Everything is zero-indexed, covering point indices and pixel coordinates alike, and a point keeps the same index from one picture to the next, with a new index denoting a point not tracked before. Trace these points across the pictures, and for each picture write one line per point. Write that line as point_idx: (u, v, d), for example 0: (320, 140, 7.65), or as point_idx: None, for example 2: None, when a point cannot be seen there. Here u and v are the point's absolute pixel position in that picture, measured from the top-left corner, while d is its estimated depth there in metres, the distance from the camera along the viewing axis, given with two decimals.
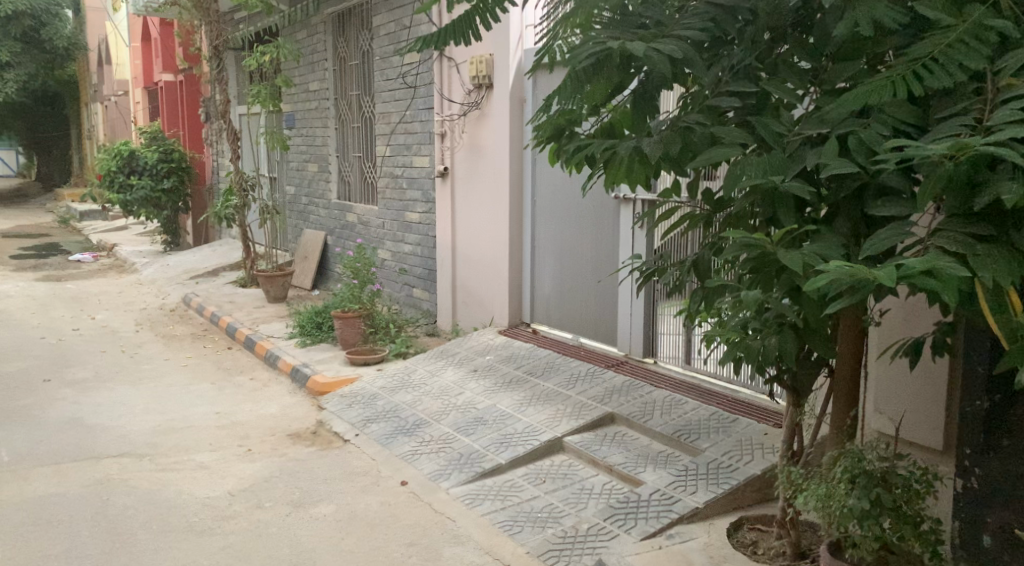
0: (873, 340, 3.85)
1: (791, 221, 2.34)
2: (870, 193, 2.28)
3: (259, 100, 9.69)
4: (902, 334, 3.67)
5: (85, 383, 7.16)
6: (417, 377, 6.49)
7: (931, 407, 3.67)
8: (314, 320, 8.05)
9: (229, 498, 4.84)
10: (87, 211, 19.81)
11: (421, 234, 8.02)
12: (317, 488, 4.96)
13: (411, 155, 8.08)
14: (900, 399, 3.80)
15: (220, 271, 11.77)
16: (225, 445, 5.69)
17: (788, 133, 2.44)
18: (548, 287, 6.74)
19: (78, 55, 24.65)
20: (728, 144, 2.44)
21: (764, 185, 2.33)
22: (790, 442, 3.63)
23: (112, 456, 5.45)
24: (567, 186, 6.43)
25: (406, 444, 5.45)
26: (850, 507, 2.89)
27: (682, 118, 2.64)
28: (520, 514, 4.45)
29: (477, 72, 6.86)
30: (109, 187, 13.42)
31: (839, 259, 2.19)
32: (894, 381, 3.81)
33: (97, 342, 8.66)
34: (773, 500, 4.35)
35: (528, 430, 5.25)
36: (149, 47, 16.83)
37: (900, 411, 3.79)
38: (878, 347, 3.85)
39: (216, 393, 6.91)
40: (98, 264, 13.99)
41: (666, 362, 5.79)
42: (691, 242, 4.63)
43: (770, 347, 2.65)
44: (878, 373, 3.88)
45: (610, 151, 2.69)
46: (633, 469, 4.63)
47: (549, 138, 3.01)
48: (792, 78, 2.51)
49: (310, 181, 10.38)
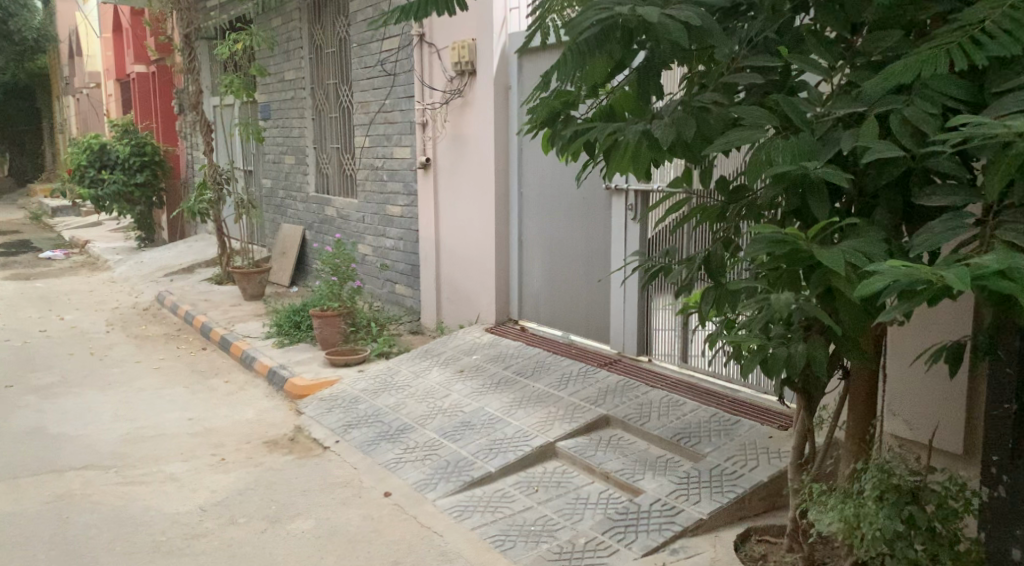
0: (904, 343, 3.55)
1: (824, 214, 2.04)
2: (916, 179, 2.00)
3: (232, 90, 9.34)
4: (930, 338, 3.44)
5: (50, 389, 6.81)
6: (400, 378, 6.18)
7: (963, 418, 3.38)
8: (291, 319, 7.72)
9: (201, 514, 4.52)
10: (59, 207, 19.37)
11: (403, 228, 7.71)
12: (295, 501, 4.65)
13: (391, 146, 7.76)
14: (931, 409, 3.48)
15: (196, 267, 11.41)
16: (198, 454, 5.37)
17: (818, 113, 2.15)
18: (536, 283, 6.44)
19: (48, 46, 24.10)
20: (751, 125, 2.16)
21: (794, 172, 2.04)
22: (800, 448, 3.32)
23: (75, 470, 5.11)
24: (555, 175, 6.13)
25: (390, 452, 5.15)
26: (882, 529, 2.62)
27: (695, 98, 2.35)
28: (513, 527, 4.17)
29: (460, 57, 6.55)
30: (80, 182, 13.01)
31: (885, 256, 1.91)
32: (926, 388, 3.49)
33: (65, 344, 8.29)
34: (781, 508, 4.09)
35: (519, 435, 4.96)
36: (120, 37, 16.39)
37: (934, 422, 3.46)
38: (911, 353, 3.54)
39: (189, 397, 6.58)
40: (70, 261, 13.58)
41: (661, 360, 5.52)
42: (698, 238, 4.32)
43: (795, 356, 2.31)
44: (907, 379, 3.56)
45: (614, 137, 2.40)
46: (631, 477, 4.35)
47: (543, 122, 2.72)
48: (823, 52, 2.22)
49: (286, 173, 10.03)
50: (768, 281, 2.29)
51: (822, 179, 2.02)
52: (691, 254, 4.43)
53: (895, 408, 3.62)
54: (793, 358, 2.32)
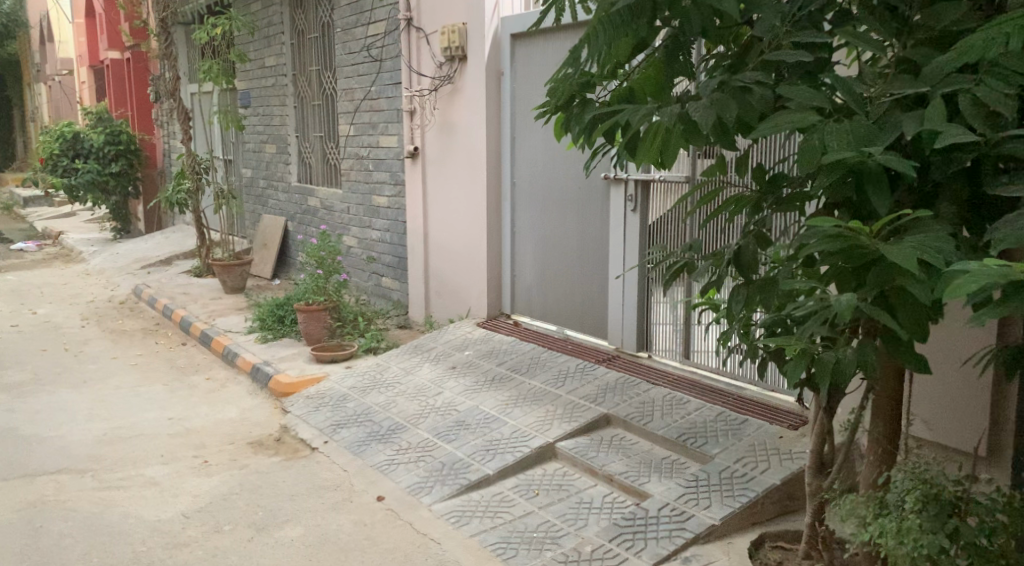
0: (953, 344, 3.23)
1: (885, 205, 1.86)
2: (987, 168, 1.86)
3: (211, 77, 9.04)
4: (962, 350, 3.21)
5: (22, 388, 6.52)
6: (389, 376, 5.95)
7: (1009, 422, 3.13)
8: (275, 313, 7.45)
9: (183, 521, 4.29)
10: (30, 198, 18.93)
11: (389, 219, 7.47)
12: (281, 506, 4.43)
13: (376, 134, 7.52)
14: (980, 416, 3.19)
15: (174, 259, 11.11)
16: (178, 456, 5.12)
17: (873, 95, 2.00)
18: (530, 277, 6.24)
19: (19, 32, 23.59)
20: (798, 107, 1.97)
21: (853, 159, 1.85)
22: (819, 451, 3.08)
23: (49, 474, 4.85)
24: (549, 164, 5.91)
25: (381, 453, 4.92)
26: (926, 545, 2.42)
27: (735, 78, 2.18)
28: (513, 534, 3.96)
29: (450, 42, 6.30)
30: (53, 172, 12.65)
31: (958, 252, 1.74)
32: (979, 395, 3.18)
33: (37, 340, 7.97)
34: (793, 512, 3.91)
35: (516, 435, 4.76)
36: (93, 24, 16.02)
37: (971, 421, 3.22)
38: (962, 354, 3.21)
39: (168, 395, 6.32)
40: (42, 253, 13.20)
41: (661, 356, 5.33)
42: (720, 233, 4.15)
43: (845, 361, 2.13)
44: (953, 383, 3.26)
45: (644, 118, 2.20)
46: (635, 480, 4.16)
47: (559, 106, 2.53)
48: (877, 26, 2.05)
49: (267, 163, 9.75)
50: (825, 276, 2.09)
51: (882, 164, 1.83)
52: (712, 247, 4.25)
53: (935, 414, 3.33)
54: (841, 362, 2.15)
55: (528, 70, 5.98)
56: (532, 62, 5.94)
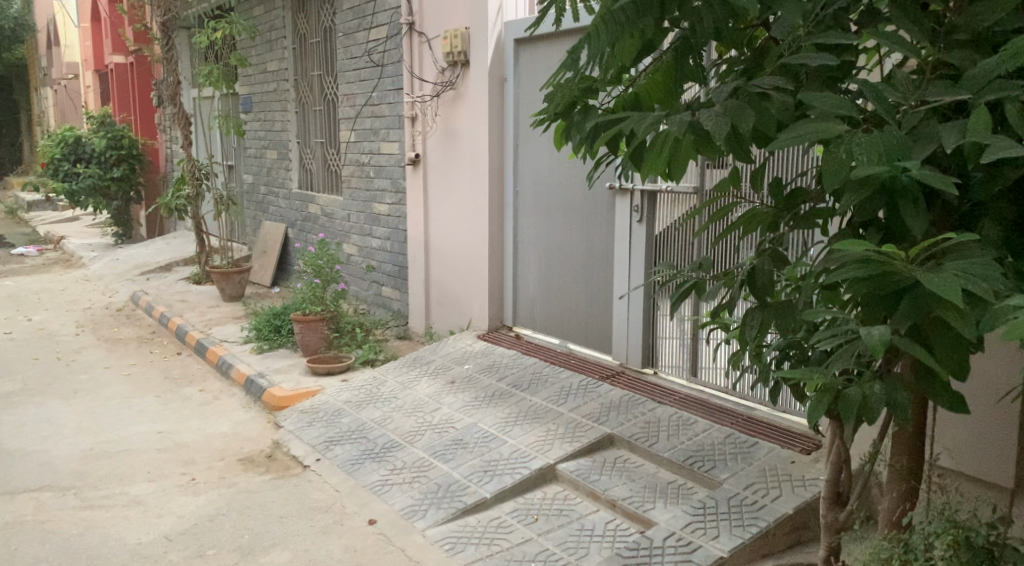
0: (992, 376, 3.01)
1: (921, 228, 1.70)
2: None
3: (211, 81, 8.87)
4: (1003, 383, 2.98)
5: (10, 399, 6.34)
6: (387, 390, 5.75)
7: None
8: (271, 323, 7.26)
9: (165, 544, 4.10)
10: (35, 202, 18.84)
11: (390, 228, 7.29)
12: (270, 529, 4.24)
13: (378, 140, 7.34)
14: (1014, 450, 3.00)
15: (174, 265, 10.94)
16: (165, 474, 4.93)
17: (905, 104, 1.83)
18: (533, 289, 6.04)
19: (26, 36, 23.56)
20: (821, 116, 1.79)
21: (884, 175, 1.67)
22: (835, 481, 2.72)
23: (27, 492, 4.67)
24: (553, 172, 5.72)
25: (374, 473, 4.73)
26: None
27: (752, 83, 2.00)
28: (510, 563, 3.76)
29: (451, 47, 6.12)
30: (54, 176, 12.50)
31: (1007, 282, 1.58)
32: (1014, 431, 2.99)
33: (30, 348, 7.80)
34: (806, 544, 3.70)
35: (516, 456, 4.55)
36: (99, 28, 15.93)
37: (1002, 454, 3.02)
38: (1002, 388, 3.00)
39: (160, 408, 6.14)
40: (43, 258, 13.06)
41: (668, 373, 5.12)
42: (734, 249, 3.98)
43: (873, 398, 1.92)
44: (987, 415, 3.05)
45: (651, 127, 2.01)
46: (640, 506, 3.95)
47: (558, 114, 2.33)
48: (910, 29, 1.89)
49: (268, 169, 9.59)
50: (856, 303, 1.90)
51: (918, 181, 1.66)
52: (725, 266, 4.11)
53: (963, 443, 3.13)
54: (869, 399, 1.94)
55: (533, 76, 5.80)
56: (536, 67, 5.75)
